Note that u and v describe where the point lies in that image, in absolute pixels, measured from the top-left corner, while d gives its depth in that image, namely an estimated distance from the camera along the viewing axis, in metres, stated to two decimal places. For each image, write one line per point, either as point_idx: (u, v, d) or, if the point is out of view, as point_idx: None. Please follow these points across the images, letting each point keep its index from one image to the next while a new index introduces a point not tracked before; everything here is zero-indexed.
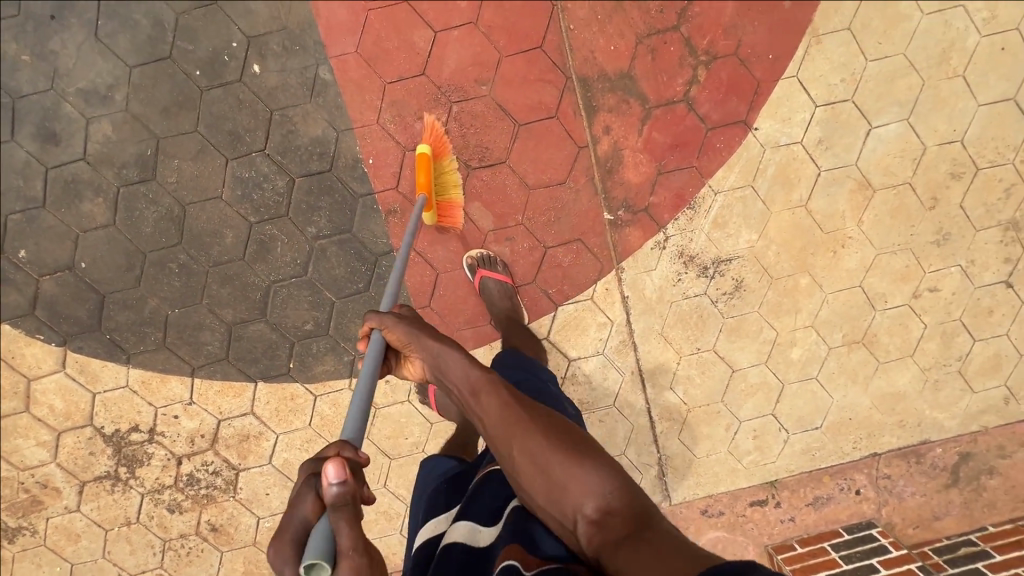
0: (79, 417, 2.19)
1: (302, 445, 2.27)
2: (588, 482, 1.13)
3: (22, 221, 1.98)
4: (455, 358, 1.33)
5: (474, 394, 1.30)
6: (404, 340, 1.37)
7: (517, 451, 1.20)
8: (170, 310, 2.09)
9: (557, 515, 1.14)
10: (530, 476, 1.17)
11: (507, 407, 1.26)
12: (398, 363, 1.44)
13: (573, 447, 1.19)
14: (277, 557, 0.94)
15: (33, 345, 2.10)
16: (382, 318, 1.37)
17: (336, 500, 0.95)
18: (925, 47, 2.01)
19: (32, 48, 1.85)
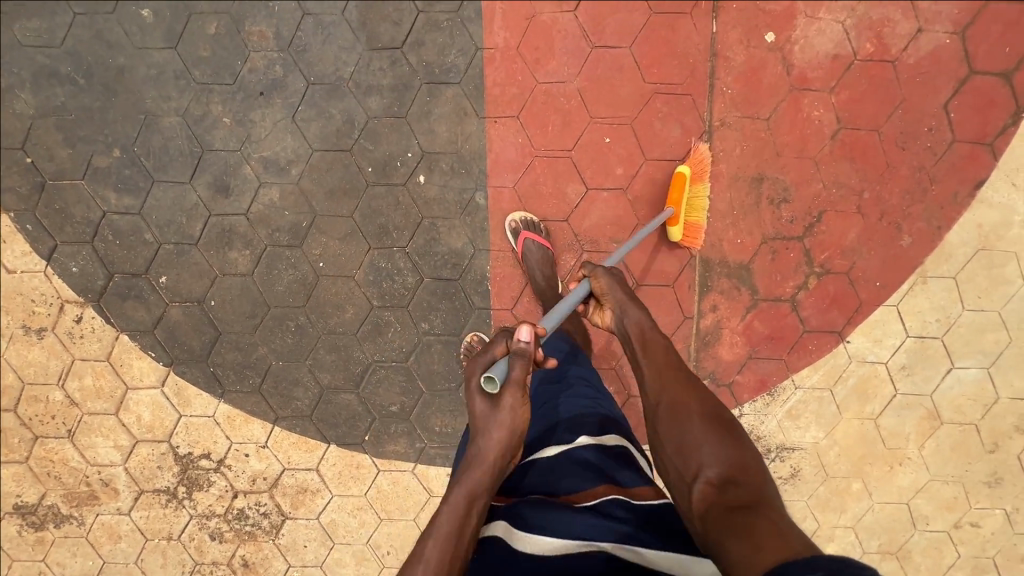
0: (160, 433, 2.31)
1: (351, 511, 2.37)
2: (719, 457, 1.19)
3: (172, 252, 2.15)
4: (638, 312, 1.52)
5: (643, 348, 1.47)
6: (604, 289, 1.59)
7: (667, 403, 1.33)
8: (274, 361, 2.24)
9: (679, 472, 1.23)
10: (669, 428, 1.29)
11: (670, 368, 1.40)
12: (594, 309, 1.67)
13: (723, 425, 1.27)
14: (471, 371, 1.34)
15: (143, 359, 2.25)
16: (596, 269, 1.61)
17: (518, 353, 1.32)
18: (1019, 312, 2.16)
19: (235, 113, 2.05)
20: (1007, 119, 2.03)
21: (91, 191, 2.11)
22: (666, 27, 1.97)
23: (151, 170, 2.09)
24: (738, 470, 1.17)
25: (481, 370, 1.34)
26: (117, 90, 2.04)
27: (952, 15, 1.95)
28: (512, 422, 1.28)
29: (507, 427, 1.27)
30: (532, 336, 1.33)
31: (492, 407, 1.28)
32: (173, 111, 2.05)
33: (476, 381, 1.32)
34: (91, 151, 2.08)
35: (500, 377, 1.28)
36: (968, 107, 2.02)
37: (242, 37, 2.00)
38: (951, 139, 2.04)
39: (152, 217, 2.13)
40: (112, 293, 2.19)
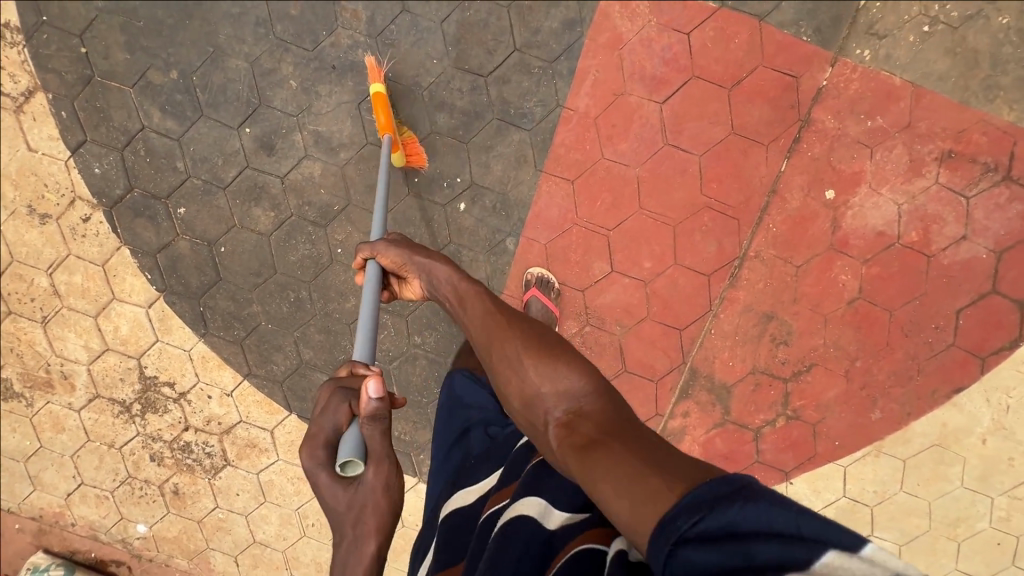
0: (132, 349, 2.33)
1: (292, 478, 2.46)
2: (566, 386, 1.12)
3: (198, 189, 2.14)
4: (445, 271, 1.34)
5: (461, 301, 1.31)
6: (399, 260, 1.39)
7: (497, 351, 1.20)
8: (263, 323, 2.26)
9: (531, 421, 1.13)
10: (512, 380, 1.17)
11: (487, 313, 1.25)
12: (398, 286, 1.48)
13: (552, 347, 1.17)
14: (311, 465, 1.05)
15: (137, 277, 2.25)
16: (377, 248, 1.41)
17: (375, 413, 1.07)
18: (946, 509, 2.31)
19: (303, 80, 2.01)
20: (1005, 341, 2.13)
21: (136, 102, 2.07)
22: (740, 150, 2.00)
23: (203, 103, 2.05)
24: (591, 397, 1.10)
25: (329, 456, 1.06)
26: (195, 15, 1.98)
27: (996, 235, 2.03)
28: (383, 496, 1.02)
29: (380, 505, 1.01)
30: (381, 391, 1.09)
31: (354, 492, 1.02)
32: (242, 56, 2.00)
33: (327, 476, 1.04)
34: (149, 64, 2.03)
35: (356, 458, 1.04)
36: (976, 319, 2.12)
37: (334, 9, 1.96)
38: (951, 342, 2.15)
39: (189, 149, 2.10)
40: (127, 206, 2.17)
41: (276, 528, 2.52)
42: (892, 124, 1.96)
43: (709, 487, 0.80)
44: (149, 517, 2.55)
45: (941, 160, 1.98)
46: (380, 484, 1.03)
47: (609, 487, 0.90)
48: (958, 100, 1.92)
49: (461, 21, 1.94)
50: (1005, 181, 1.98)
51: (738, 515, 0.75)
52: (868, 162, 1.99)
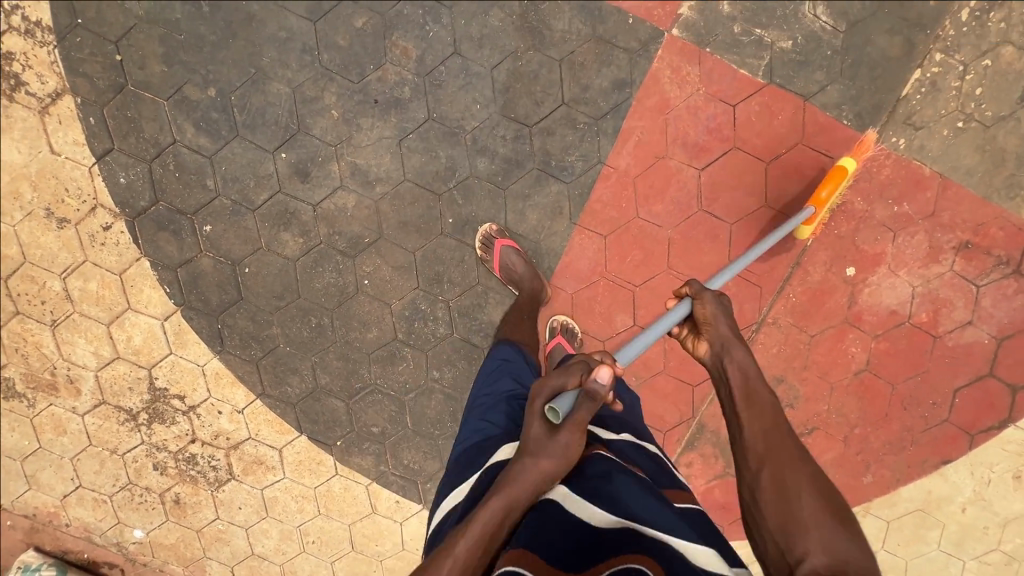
0: (144, 360, 2.30)
1: (296, 496, 2.47)
2: (835, 546, 1.10)
3: (227, 208, 2.10)
4: (743, 355, 1.40)
5: (749, 401, 1.34)
6: (717, 341, 1.45)
7: (767, 469, 1.23)
8: (282, 345, 2.25)
9: (778, 545, 1.15)
10: (766, 492, 1.21)
11: (779, 438, 1.28)
12: (688, 336, 1.54)
13: (837, 511, 1.17)
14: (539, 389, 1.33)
15: (155, 289, 2.21)
16: (705, 294, 1.51)
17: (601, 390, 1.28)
18: (922, 569, 2.42)
19: (346, 111, 1.98)
20: (993, 421, 2.25)
21: (170, 116, 2.01)
22: (770, 222, 2.04)
23: (239, 123, 2.01)
24: (846, 556, 1.09)
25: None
26: (239, 34, 1.93)
27: (1000, 322, 2.13)
28: (565, 456, 1.25)
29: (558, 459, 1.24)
30: (609, 379, 1.30)
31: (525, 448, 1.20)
32: (285, 81, 1.96)
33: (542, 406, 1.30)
34: (188, 79, 1.98)
35: (564, 411, 1.27)
36: (969, 399, 2.24)
37: (383, 44, 1.92)
38: (944, 417, 2.26)
39: (220, 167, 2.06)
40: (151, 219, 2.12)
41: (275, 543, 2.53)
42: (917, 211, 2.02)
43: None
44: (146, 524, 2.54)
45: (959, 249, 2.05)
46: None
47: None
48: (981, 195, 1.99)
49: (512, 70, 1.92)
50: (1015, 275, 2.07)
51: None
52: (890, 244, 2.06)
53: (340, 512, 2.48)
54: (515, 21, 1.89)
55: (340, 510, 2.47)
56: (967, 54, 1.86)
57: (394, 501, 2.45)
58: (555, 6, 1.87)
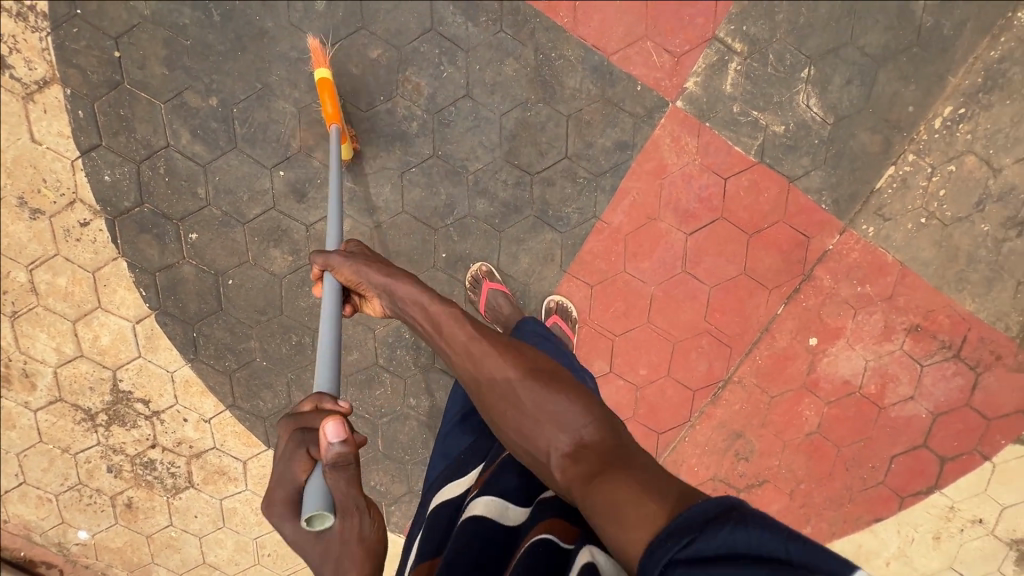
0: (109, 361, 2.22)
1: (256, 509, 2.43)
2: (561, 415, 1.10)
3: (216, 219, 2.06)
4: (407, 288, 1.32)
5: (436, 326, 1.28)
6: (353, 277, 1.36)
7: (487, 377, 1.17)
8: (258, 359, 2.22)
9: (531, 454, 1.10)
10: (507, 412, 1.15)
11: (472, 338, 1.23)
12: (361, 302, 1.45)
13: (543, 380, 1.15)
14: (274, 515, 0.91)
15: (130, 291, 2.14)
16: (331, 259, 1.37)
17: (335, 460, 0.89)
18: None
19: (350, 137, 1.98)
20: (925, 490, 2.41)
21: (166, 120, 1.96)
22: (747, 289, 2.16)
23: (238, 136, 1.97)
24: (583, 419, 1.09)
25: (293, 511, 0.91)
26: (249, 49, 1.90)
27: (937, 399, 2.31)
28: (364, 546, 0.90)
29: (361, 558, 0.89)
30: (342, 431, 0.92)
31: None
32: (291, 101, 1.94)
33: (292, 526, 0.90)
34: (189, 85, 1.93)
35: (321, 512, 0.86)
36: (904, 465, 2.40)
37: (394, 78, 1.93)
38: (882, 481, 2.43)
39: (214, 177, 2.02)
40: (133, 220, 2.06)
41: (228, 554, 2.47)
42: (878, 293, 2.18)
43: (699, 510, 0.83)
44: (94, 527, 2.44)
45: (910, 331, 2.22)
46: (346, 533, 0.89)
47: (609, 512, 0.91)
48: (935, 285, 2.16)
49: (519, 119, 1.96)
50: (955, 358, 2.26)
51: (728, 538, 0.76)
52: (851, 320, 2.21)
53: None
54: (528, 73, 1.93)
55: None
56: (936, 158, 2.02)
57: None
58: (568, 64, 1.93)
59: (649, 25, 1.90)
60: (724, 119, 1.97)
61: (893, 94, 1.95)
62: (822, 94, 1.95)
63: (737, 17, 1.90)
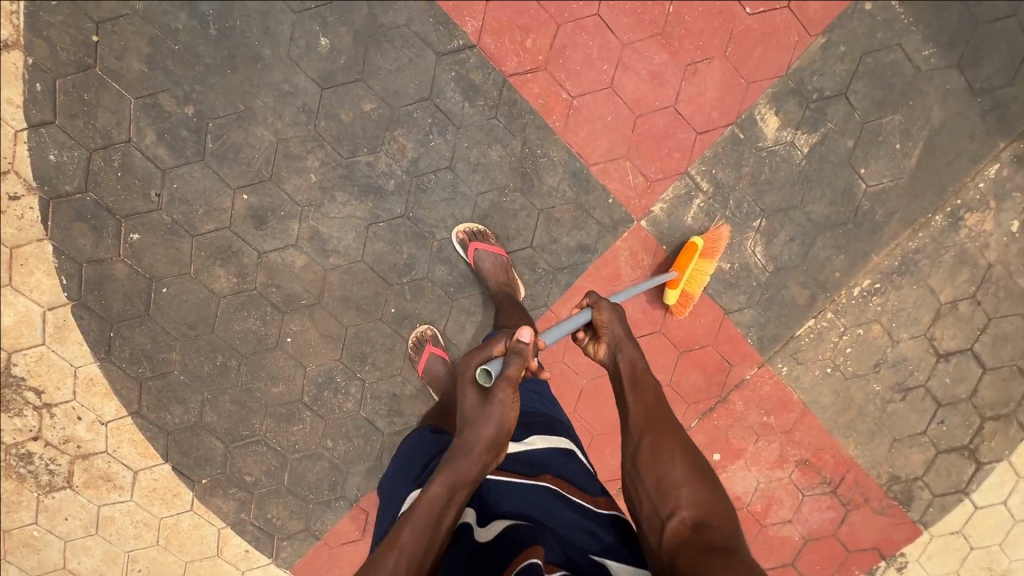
0: (6, 342, 2.05)
1: (137, 522, 2.30)
2: (698, 497, 1.21)
3: (165, 225, 1.98)
4: (633, 349, 1.47)
5: (633, 382, 1.41)
6: (607, 322, 1.51)
7: (648, 439, 1.32)
8: (176, 372, 2.13)
9: (653, 506, 1.23)
10: (647, 461, 1.28)
11: (659, 414, 1.36)
12: (590, 340, 1.57)
13: (702, 475, 1.26)
14: (467, 361, 1.38)
15: (50, 277, 2.00)
16: (604, 303, 1.53)
17: (526, 345, 1.34)
18: None
19: (325, 179, 1.97)
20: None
21: (135, 116, 1.87)
22: (668, 399, 2.31)
23: (209, 150, 1.92)
24: (713, 508, 1.20)
25: (478, 362, 1.37)
26: (240, 69, 1.86)
27: (810, 526, 2.51)
28: (501, 419, 1.26)
29: (496, 421, 1.26)
30: (532, 334, 1.36)
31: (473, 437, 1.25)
32: (271, 129, 1.91)
33: (472, 372, 1.36)
34: (169, 88, 1.86)
35: (496, 370, 1.31)
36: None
37: (380, 133, 1.94)
38: None
39: (172, 183, 1.94)
40: (71, 206, 1.93)
41: (93, 564, 2.31)
42: (779, 425, 2.39)
43: None
44: None
45: (799, 463, 2.45)
46: (496, 411, 1.26)
47: None
48: (827, 427, 2.40)
49: (494, 200, 2.02)
50: (831, 493, 2.48)
51: None
52: (752, 443, 2.40)
53: (181, 549, 2.33)
54: (512, 161, 2.00)
55: (180, 548, 2.33)
56: (849, 320, 2.26)
57: (243, 550, 2.35)
58: (551, 163, 2.01)
59: (632, 146, 2.01)
60: (681, 245, 2.12)
61: (826, 259, 2.17)
62: (767, 245, 2.14)
63: (710, 159, 2.04)
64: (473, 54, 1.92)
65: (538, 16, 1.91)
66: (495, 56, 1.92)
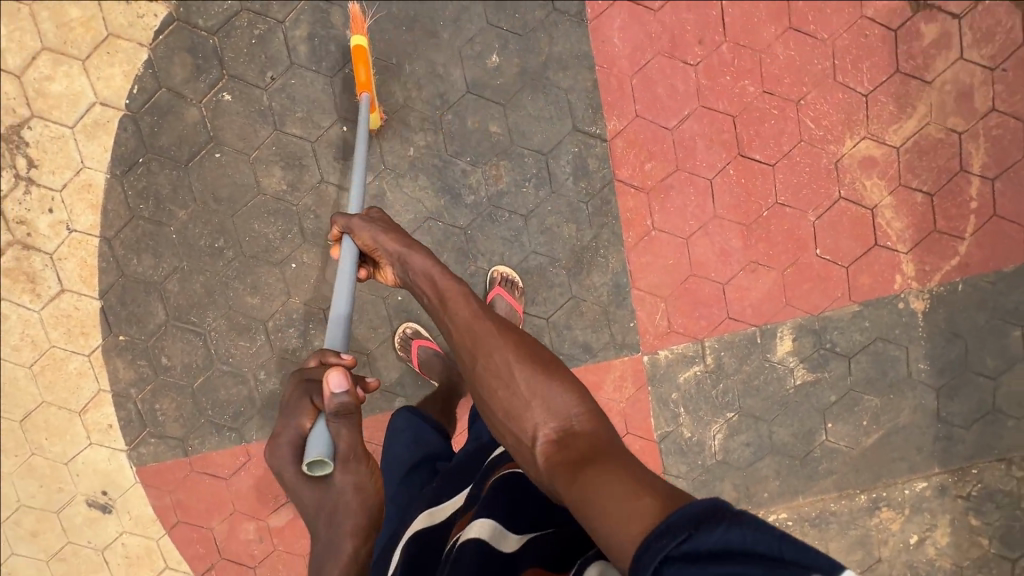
0: (41, 107, 2.01)
1: (30, 333, 2.17)
2: (549, 398, 1.11)
3: (259, 105, 2.02)
4: (422, 260, 1.32)
5: (443, 301, 1.27)
6: (372, 243, 1.37)
7: (484, 360, 1.17)
8: (171, 228, 2.10)
9: (515, 436, 1.11)
10: (495, 391, 1.15)
11: (481, 322, 1.22)
12: (374, 270, 1.47)
13: (543, 364, 1.16)
14: (275, 459, 1.09)
15: (125, 79, 2.00)
16: (353, 223, 1.39)
17: (340, 405, 1.08)
18: None
19: (419, 159, 2.06)
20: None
21: (303, 10, 1.99)
22: None
23: (342, 75, 2.02)
24: (569, 407, 1.11)
25: (296, 454, 1.09)
26: (414, 33, 2.01)
27: None
28: (359, 503, 1.06)
29: (354, 511, 1.05)
30: (343, 378, 1.10)
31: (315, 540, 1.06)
32: (403, 94, 2.03)
33: (290, 469, 1.07)
34: (346, 8, 1.99)
35: (325, 453, 1.05)
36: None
37: (486, 155, 2.07)
38: None
39: (290, 78, 2.01)
40: (192, 41, 1.98)
41: None
42: None
43: (688, 508, 0.81)
44: None
45: None
46: (352, 483, 1.06)
47: (599, 508, 0.90)
48: None
49: (540, 265, 2.14)
50: None
51: (724, 536, 0.76)
52: None
53: (51, 384, 2.21)
54: (575, 244, 2.14)
55: (52, 382, 2.21)
56: None
57: (106, 422, 2.25)
58: (603, 265, 2.15)
59: (673, 294, 2.18)
60: (661, 396, 2.26)
61: (764, 476, 2.32)
62: (726, 438, 2.29)
63: (724, 342, 2.23)
64: (601, 145, 2.07)
65: (668, 152, 2.08)
66: (616, 157, 2.08)
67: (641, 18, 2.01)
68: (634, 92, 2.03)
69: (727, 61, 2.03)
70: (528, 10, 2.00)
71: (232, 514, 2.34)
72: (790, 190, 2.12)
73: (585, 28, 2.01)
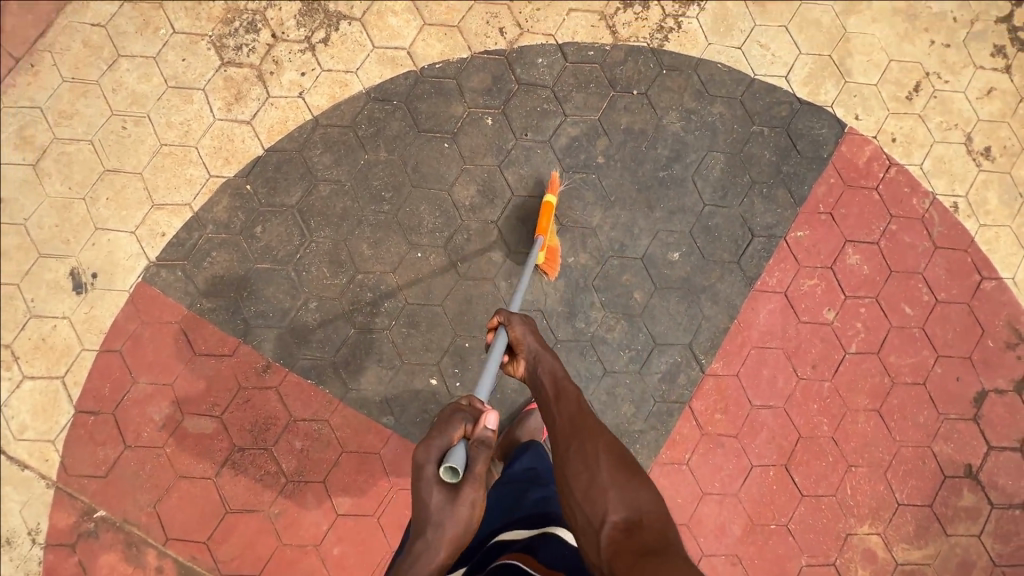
0: (369, 20, 2.38)
1: (192, 126, 2.29)
2: (634, 501, 1.20)
3: (503, 143, 2.36)
4: (551, 362, 1.51)
5: (557, 394, 1.43)
6: (526, 348, 1.55)
7: (574, 450, 1.29)
8: (365, 156, 2.32)
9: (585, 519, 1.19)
10: (581, 483, 1.24)
11: (580, 416, 1.36)
12: (511, 363, 1.62)
13: (627, 463, 1.28)
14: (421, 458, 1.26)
15: (438, 54, 2.38)
16: (514, 319, 1.56)
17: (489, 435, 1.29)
18: None
19: (570, 269, 2.33)
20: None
21: (585, 119, 2.39)
22: None
23: (572, 175, 2.36)
24: (643, 507, 1.19)
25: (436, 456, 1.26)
26: (639, 193, 2.37)
27: None
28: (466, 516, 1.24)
29: (460, 521, 1.24)
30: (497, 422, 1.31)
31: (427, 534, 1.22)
32: (599, 222, 2.35)
33: (432, 471, 1.25)
34: (612, 143, 2.39)
35: (461, 467, 1.24)
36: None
37: (616, 307, 2.32)
38: None
39: (537, 147, 2.37)
40: (501, 73, 2.38)
41: (138, 89, 2.29)
42: None
43: None
44: None
45: None
46: (469, 500, 1.25)
47: None
48: None
49: None
50: None
51: None
52: None
53: (162, 168, 2.27)
54: (621, 423, 2.27)
55: (164, 167, 2.27)
56: None
57: (164, 228, 2.25)
58: None
59: None
60: None
61: None
62: None
63: None
64: (697, 372, 2.31)
65: (739, 419, 2.30)
66: (701, 390, 2.30)
67: (789, 317, 2.36)
68: (746, 358, 2.32)
69: (823, 395, 2.33)
70: (721, 247, 2.37)
71: (163, 385, 2.18)
72: (801, 526, 2.27)
73: (749, 290, 2.36)
